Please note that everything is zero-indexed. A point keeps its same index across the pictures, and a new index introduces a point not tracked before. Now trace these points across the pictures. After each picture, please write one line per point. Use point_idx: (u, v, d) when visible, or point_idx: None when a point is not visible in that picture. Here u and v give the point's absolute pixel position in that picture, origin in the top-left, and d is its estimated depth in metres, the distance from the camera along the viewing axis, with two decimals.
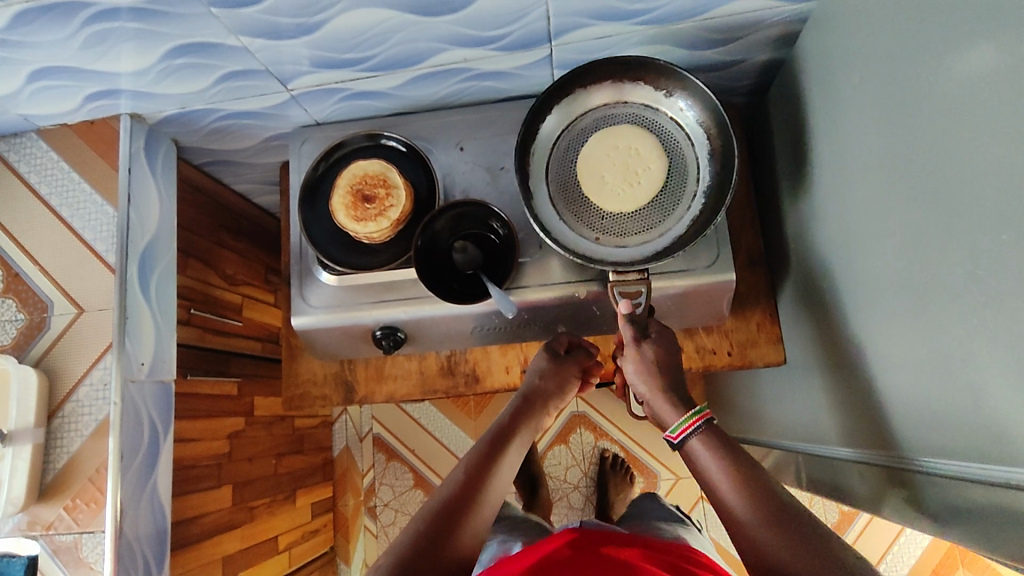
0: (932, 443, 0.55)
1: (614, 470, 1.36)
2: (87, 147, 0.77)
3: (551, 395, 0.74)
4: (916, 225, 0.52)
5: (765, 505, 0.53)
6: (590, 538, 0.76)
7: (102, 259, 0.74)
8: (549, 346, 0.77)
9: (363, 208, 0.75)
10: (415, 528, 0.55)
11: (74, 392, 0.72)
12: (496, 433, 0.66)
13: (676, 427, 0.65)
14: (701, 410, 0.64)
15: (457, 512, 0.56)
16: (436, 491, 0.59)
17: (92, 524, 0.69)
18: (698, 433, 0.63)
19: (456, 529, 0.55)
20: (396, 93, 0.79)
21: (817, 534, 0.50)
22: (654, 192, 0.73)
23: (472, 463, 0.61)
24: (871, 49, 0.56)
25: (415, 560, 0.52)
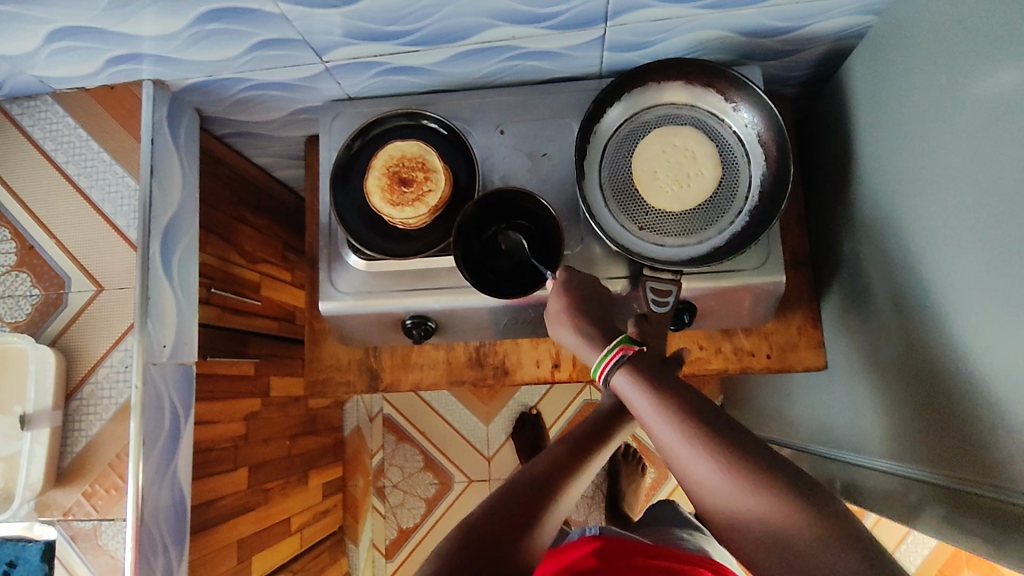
0: (992, 470, 0.53)
1: (626, 460, 1.34)
2: (106, 114, 0.72)
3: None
4: (1004, 241, 0.49)
5: (758, 488, 0.43)
6: (616, 544, 0.74)
7: (123, 235, 0.71)
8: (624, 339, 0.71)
9: (400, 191, 0.71)
10: (484, 513, 0.50)
11: (93, 373, 0.69)
12: (591, 428, 0.60)
13: (597, 367, 0.56)
14: (618, 344, 0.55)
15: (532, 504, 0.51)
16: (513, 477, 0.54)
17: (112, 511, 0.67)
18: (619, 366, 0.53)
19: (528, 526, 0.50)
20: (436, 69, 0.75)
21: (837, 516, 0.41)
22: (702, 204, 0.70)
23: (558, 457, 0.56)
24: (964, 47, 0.52)
25: (477, 551, 0.48)
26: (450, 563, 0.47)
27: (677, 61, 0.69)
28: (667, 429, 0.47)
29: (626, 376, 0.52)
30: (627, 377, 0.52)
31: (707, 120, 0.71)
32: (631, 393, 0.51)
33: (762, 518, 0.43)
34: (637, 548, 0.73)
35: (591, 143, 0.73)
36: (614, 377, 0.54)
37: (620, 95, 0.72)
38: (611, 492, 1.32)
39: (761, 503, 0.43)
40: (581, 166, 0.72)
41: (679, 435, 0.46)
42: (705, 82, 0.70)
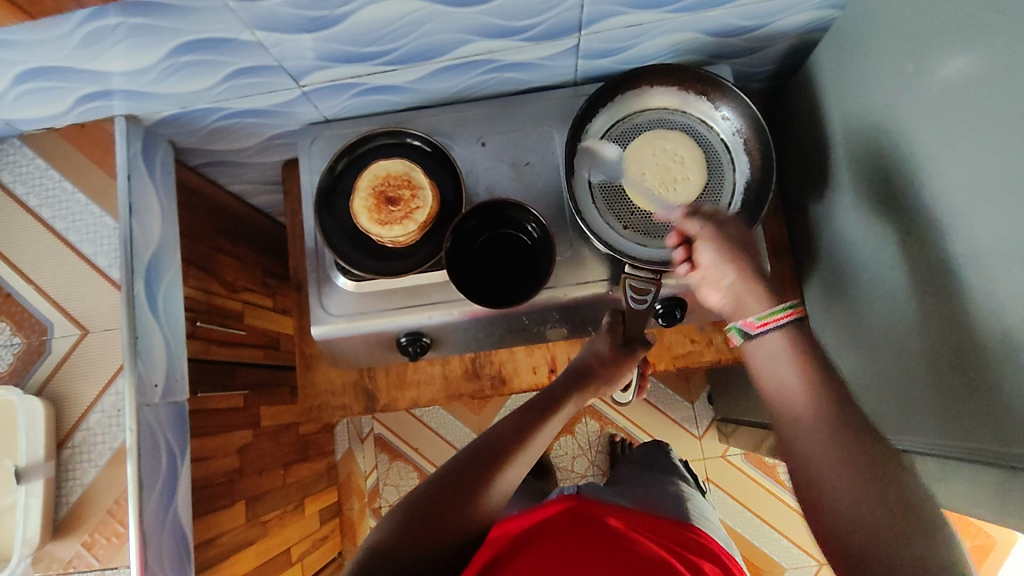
0: (968, 433, 0.55)
1: (626, 450, 1.36)
2: (80, 154, 0.71)
3: (602, 380, 0.73)
4: (975, 221, 0.52)
5: (866, 482, 0.44)
6: (595, 517, 0.71)
7: (106, 275, 0.69)
8: (612, 329, 0.73)
9: (387, 210, 0.71)
10: (449, 468, 0.56)
11: (84, 420, 0.67)
12: (545, 400, 0.67)
13: (756, 319, 0.56)
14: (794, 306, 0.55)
15: (493, 457, 0.57)
16: (473, 443, 0.60)
17: (114, 560, 0.65)
18: (783, 329, 0.55)
19: (491, 474, 0.56)
20: (414, 87, 0.75)
21: (928, 521, 0.41)
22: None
23: (515, 423, 0.63)
24: (928, 37, 0.55)
25: (444, 493, 0.53)
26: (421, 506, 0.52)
27: (663, 65, 0.71)
28: (806, 405, 0.50)
29: (782, 338, 0.54)
30: (781, 339, 0.54)
31: (695, 124, 0.73)
32: (778, 356, 0.54)
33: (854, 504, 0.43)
34: (614, 521, 0.70)
35: (580, 147, 0.74)
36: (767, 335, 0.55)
37: (610, 101, 0.74)
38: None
39: (852, 481, 0.44)
40: (571, 164, 0.73)
41: (818, 416, 0.48)
42: (692, 86, 0.72)
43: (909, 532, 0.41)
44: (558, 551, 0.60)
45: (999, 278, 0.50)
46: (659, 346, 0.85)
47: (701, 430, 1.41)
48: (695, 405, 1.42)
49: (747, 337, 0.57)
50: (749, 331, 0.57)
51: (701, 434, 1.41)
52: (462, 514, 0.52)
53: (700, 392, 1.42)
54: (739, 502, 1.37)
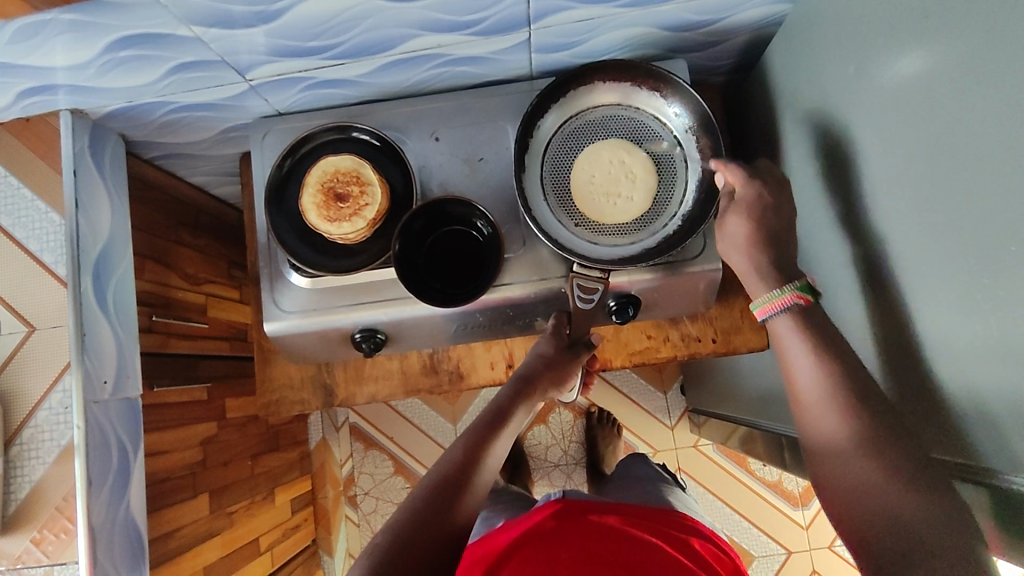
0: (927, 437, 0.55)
1: (601, 424, 1.38)
2: (25, 149, 0.70)
3: (549, 384, 0.73)
4: (919, 226, 0.52)
5: (885, 456, 0.47)
6: (576, 518, 0.65)
7: (53, 272, 0.69)
8: (556, 331, 0.74)
9: (336, 207, 0.71)
10: (409, 510, 0.54)
11: (32, 416, 0.67)
12: (494, 414, 0.67)
13: (758, 306, 0.59)
14: (798, 290, 0.57)
15: (451, 490, 0.56)
16: (429, 475, 0.59)
17: (64, 555, 0.66)
18: (786, 310, 0.57)
19: (450, 509, 0.55)
20: (365, 80, 0.74)
21: (946, 482, 0.45)
22: (636, 206, 0.72)
23: (468, 448, 0.62)
24: (873, 38, 0.55)
25: (409, 541, 0.52)
26: (386, 559, 0.50)
27: (615, 61, 0.70)
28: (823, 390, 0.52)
29: (792, 323, 0.57)
30: (790, 322, 0.57)
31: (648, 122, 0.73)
32: (790, 341, 0.56)
33: (885, 488, 0.46)
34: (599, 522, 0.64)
35: (533, 143, 0.74)
36: (776, 318, 0.58)
37: (561, 97, 0.74)
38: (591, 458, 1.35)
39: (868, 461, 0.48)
40: (522, 162, 0.73)
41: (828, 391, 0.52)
42: (644, 82, 0.72)
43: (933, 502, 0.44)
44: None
45: (944, 286, 0.50)
46: (616, 342, 0.85)
47: (673, 420, 1.42)
48: (667, 395, 1.43)
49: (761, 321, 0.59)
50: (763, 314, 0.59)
51: (673, 424, 1.42)
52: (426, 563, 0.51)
53: (673, 382, 1.44)
54: (711, 491, 1.38)
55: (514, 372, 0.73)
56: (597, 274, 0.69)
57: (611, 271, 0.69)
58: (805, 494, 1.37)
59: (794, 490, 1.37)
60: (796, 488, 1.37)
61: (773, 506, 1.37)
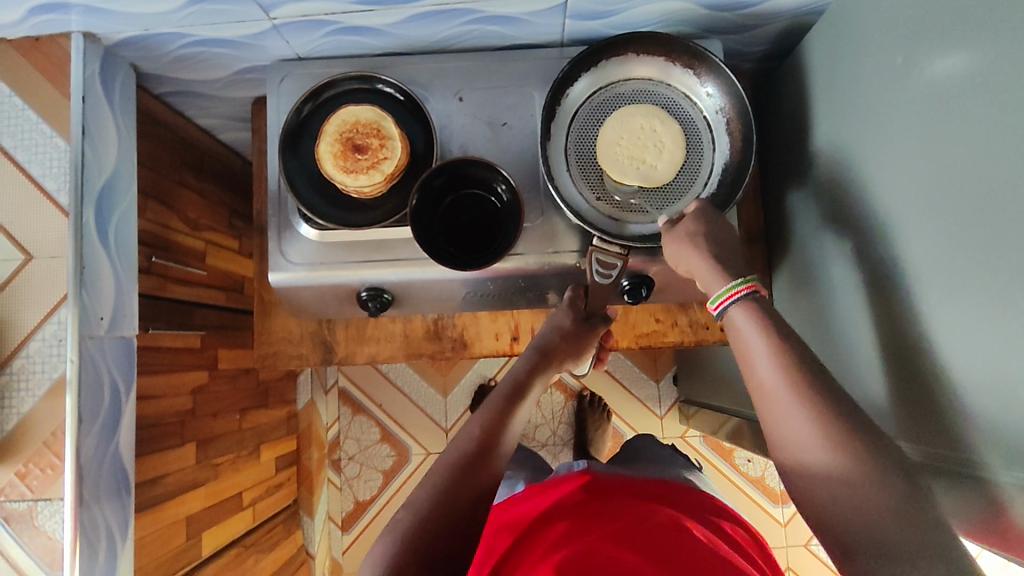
0: (938, 444, 0.54)
1: (591, 407, 1.38)
2: (33, 70, 0.67)
3: (564, 356, 0.72)
4: (944, 229, 0.51)
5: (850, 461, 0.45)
6: (602, 493, 0.65)
7: (54, 200, 0.66)
8: (572, 303, 0.72)
9: (354, 158, 0.68)
10: (432, 486, 0.54)
11: (24, 347, 0.65)
12: (512, 388, 0.65)
13: (716, 300, 0.59)
14: (748, 282, 0.57)
15: (474, 468, 0.55)
16: (448, 450, 0.58)
17: (49, 491, 0.64)
18: (739, 303, 0.57)
19: (473, 487, 0.54)
20: (391, 31, 0.72)
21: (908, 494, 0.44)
22: (658, 185, 0.70)
23: (488, 420, 0.60)
24: (922, 28, 0.53)
25: (435, 521, 0.51)
26: (413, 544, 0.50)
27: (652, 34, 0.68)
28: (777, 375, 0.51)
29: (746, 312, 0.56)
30: (745, 312, 0.56)
31: (678, 100, 0.72)
32: (746, 331, 0.55)
33: (858, 501, 0.44)
34: (624, 495, 0.64)
35: (560, 111, 0.72)
36: (731, 310, 0.57)
37: (593, 65, 0.72)
38: (579, 441, 1.35)
39: (837, 473, 0.46)
40: (548, 128, 0.71)
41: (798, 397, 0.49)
42: (680, 59, 0.70)
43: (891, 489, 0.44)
44: (546, 548, 0.57)
45: (962, 295, 0.49)
46: (624, 323, 0.84)
47: (663, 410, 1.42)
48: (659, 384, 1.43)
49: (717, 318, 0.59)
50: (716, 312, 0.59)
51: (663, 414, 1.42)
52: (449, 543, 0.51)
53: (666, 371, 1.43)
54: None
55: (532, 344, 0.71)
56: (617, 250, 0.67)
57: (631, 247, 0.67)
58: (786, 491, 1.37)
59: (775, 487, 1.38)
60: (777, 485, 1.38)
61: (752, 501, 1.38)
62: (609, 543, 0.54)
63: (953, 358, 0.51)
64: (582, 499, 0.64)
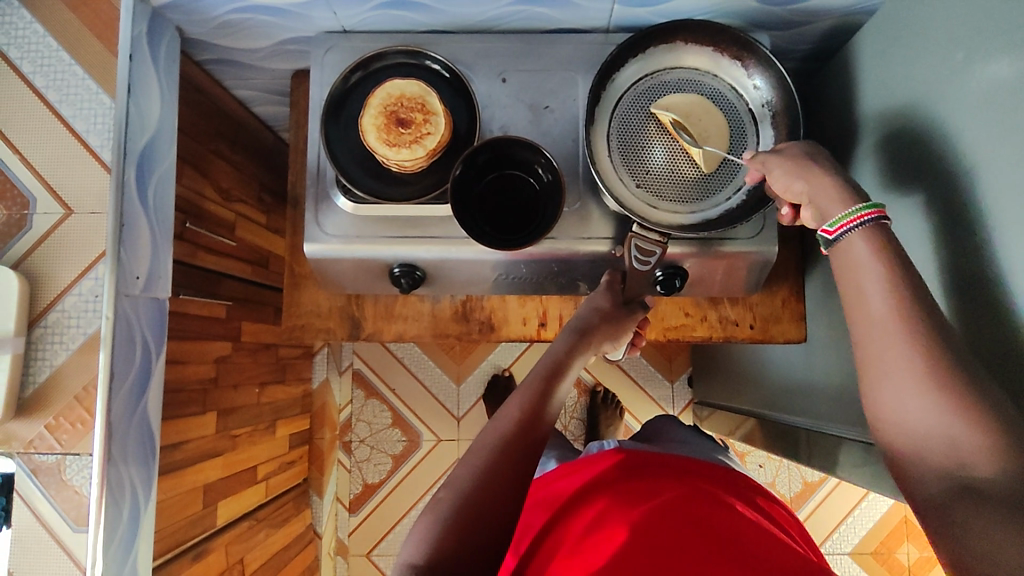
0: None
1: (605, 404, 1.37)
2: (81, 26, 0.67)
3: (603, 338, 0.70)
4: (1003, 225, 0.50)
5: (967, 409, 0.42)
6: (640, 468, 0.65)
7: (98, 156, 0.67)
8: (609, 287, 0.71)
9: (397, 131, 0.68)
10: (472, 467, 0.53)
11: (59, 301, 0.65)
12: (550, 368, 0.64)
13: (835, 223, 0.53)
14: (875, 206, 0.52)
15: (515, 450, 0.55)
16: (488, 431, 0.57)
17: (77, 446, 0.64)
18: (863, 229, 0.52)
19: (514, 470, 0.54)
20: (439, 7, 0.72)
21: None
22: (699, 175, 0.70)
23: (529, 402, 0.59)
24: (985, 25, 0.52)
25: (476, 503, 0.51)
26: (456, 525, 0.50)
27: (703, 22, 0.68)
28: (892, 309, 0.47)
29: (866, 243, 0.51)
30: (864, 239, 0.51)
31: (724, 92, 0.71)
32: (862, 258, 0.51)
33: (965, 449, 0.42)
34: (662, 472, 0.64)
35: (606, 95, 0.71)
36: (850, 237, 0.52)
37: (642, 52, 0.71)
38: (591, 436, 1.35)
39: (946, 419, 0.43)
40: (592, 112, 0.71)
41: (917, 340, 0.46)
42: (729, 49, 0.70)
43: (1003, 437, 0.41)
44: (589, 526, 0.56)
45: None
46: (652, 315, 0.84)
47: (677, 410, 1.41)
48: (674, 384, 1.42)
49: (826, 244, 0.54)
50: (828, 238, 0.54)
51: (677, 414, 1.41)
52: (492, 528, 0.50)
53: (681, 372, 1.43)
54: None
55: (569, 324, 0.70)
56: (656, 236, 0.67)
57: (671, 235, 0.67)
58: (797, 499, 1.36)
59: (786, 495, 1.37)
60: (787, 493, 1.37)
61: None
62: (654, 519, 0.53)
63: (1015, 362, 0.49)
64: (620, 477, 0.63)
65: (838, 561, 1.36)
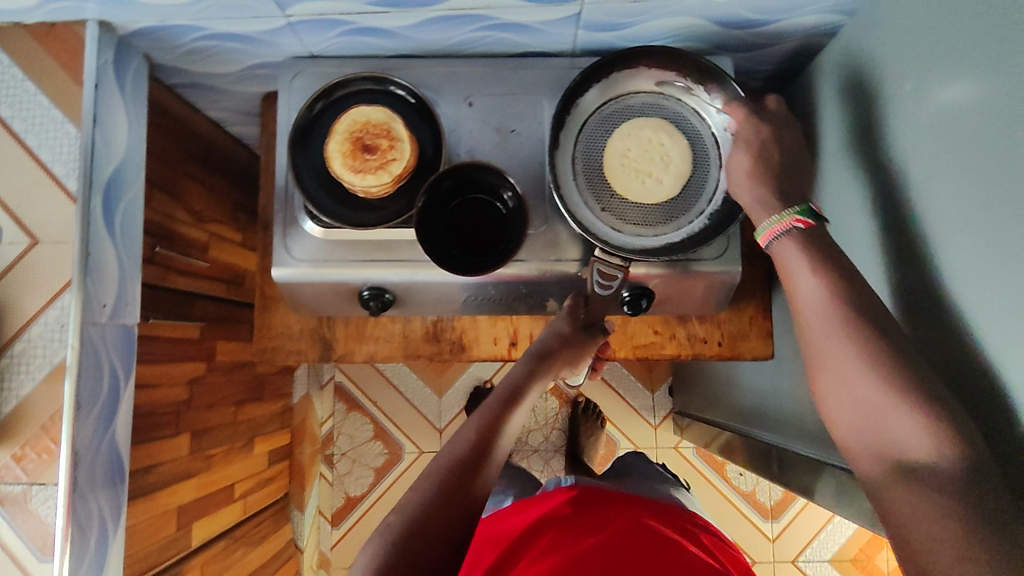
0: None
1: (586, 414, 1.37)
2: (47, 56, 0.68)
3: (562, 362, 0.71)
4: (953, 252, 0.51)
5: (890, 378, 0.47)
6: (591, 505, 0.66)
7: (62, 185, 0.66)
8: (572, 310, 0.72)
9: (363, 158, 0.69)
10: (422, 490, 0.54)
11: (25, 330, 0.65)
12: (508, 392, 0.65)
13: (762, 231, 0.59)
14: (800, 213, 0.57)
15: (468, 470, 0.56)
16: (442, 453, 0.58)
17: (43, 475, 0.64)
18: (788, 235, 0.57)
19: (465, 492, 0.54)
20: (405, 33, 0.73)
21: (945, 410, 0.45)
22: (662, 198, 0.71)
23: (483, 426, 0.60)
24: (932, 57, 0.54)
25: (423, 525, 0.51)
26: (403, 543, 0.50)
27: (664, 48, 0.69)
28: (821, 297, 0.53)
29: (795, 244, 0.56)
30: (793, 244, 0.56)
31: (686, 115, 0.72)
32: (793, 260, 0.56)
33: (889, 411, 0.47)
34: (612, 509, 0.66)
35: (570, 119, 0.72)
36: (779, 243, 0.58)
37: (605, 77, 0.72)
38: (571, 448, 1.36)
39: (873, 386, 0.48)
40: (556, 137, 0.72)
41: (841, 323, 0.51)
42: (691, 74, 0.71)
43: (919, 401, 0.46)
44: (532, 565, 0.58)
45: (977, 320, 0.49)
46: (622, 333, 0.85)
47: (657, 420, 1.42)
48: (654, 395, 1.43)
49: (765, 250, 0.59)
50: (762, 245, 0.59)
51: (657, 424, 1.42)
52: (440, 549, 0.51)
53: (661, 382, 1.44)
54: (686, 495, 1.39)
55: (529, 348, 0.71)
56: (616, 263, 0.68)
57: (631, 259, 0.68)
58: (778, 507, 1.38)
59: (767, 502, 1.39)
60: (768, 501, 1.39)
61: (743, 515, 1.39)
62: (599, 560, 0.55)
63: (968, 386, 0.50)
64: (570, 513, 0.65)
65: (819, 568, 1.37)
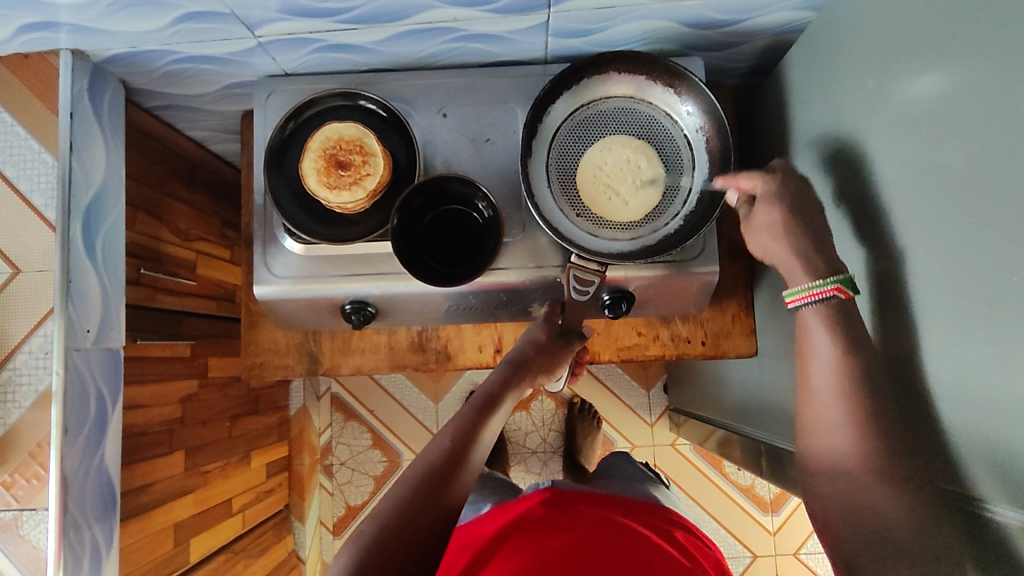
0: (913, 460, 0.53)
1: (581, 415, 1.38)
2: (23, 86, 0.68)
3: (538, 370, 0.72)
4: (922, 248, 0.51)
5: (887, 467, 0.50)
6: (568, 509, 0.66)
7: (42, 215, 0.67)
8: (547, 319, 0.74)
9: (337, 174, 0.69)
10: (396, 497, 0.55)
11: (11, 359, 0.66)
12: (484, 399, 0.66)
13: (791, 294, 0.60)
14: (839, 283, 0.57)
15: (441, 476, 0.56)
16: (418, 460, 0.59)
17: (33, 501, 0.65)
18: (816, 305, 0.58)
19: (438, 497, 0.55)
20: (376, 48, 0.73)
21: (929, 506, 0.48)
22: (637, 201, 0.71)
23: (458, 435, 0.61)
24: (894, 52, 0.54)
25: (396, 531, 0.52)
26: (375, 549, 0.51)
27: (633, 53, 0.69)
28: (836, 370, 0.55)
29: (819, 317, 0.58)
30: (816, 316, 0.58)
31: (657, 118, 0.73)
32: (814, 332, 0.58)
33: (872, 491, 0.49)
34: (589, 513, 0.65)
35: (542, 127, 0.73)
36: (806, 309, 0.59)
37: (575, 84, 0.73)
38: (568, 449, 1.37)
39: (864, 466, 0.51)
40: (529, 145, 0.72)
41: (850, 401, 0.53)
42: (660, 77, 0.71)
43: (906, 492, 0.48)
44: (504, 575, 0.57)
45: (946, 312, 0.49)
46: (606, 336, 0.85)
47: (653, 418, 1.43)
48: (650, 393, 1.44)
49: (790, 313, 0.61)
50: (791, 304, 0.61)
51: (654, 422, 1.43)
52: (412, 555, 0.52)
53: (656, 380, 1.44)
54: (685, 492, 1.40)
55: (506, 355, 0.72)
56: (594, 268, 0.68)
57: (608, 264, 0.68)
58: (778, 500, 1.38)
59: (766, 496, 1.39)
60: (767, 494, 1.39)
61: (743, 510, 1.39)
62: None
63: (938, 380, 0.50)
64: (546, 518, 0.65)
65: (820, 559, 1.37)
